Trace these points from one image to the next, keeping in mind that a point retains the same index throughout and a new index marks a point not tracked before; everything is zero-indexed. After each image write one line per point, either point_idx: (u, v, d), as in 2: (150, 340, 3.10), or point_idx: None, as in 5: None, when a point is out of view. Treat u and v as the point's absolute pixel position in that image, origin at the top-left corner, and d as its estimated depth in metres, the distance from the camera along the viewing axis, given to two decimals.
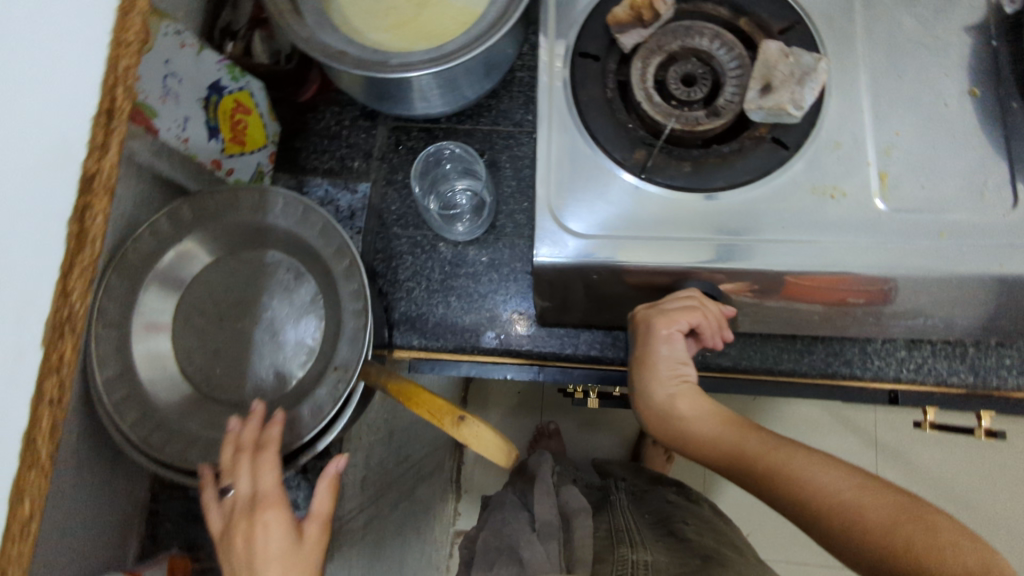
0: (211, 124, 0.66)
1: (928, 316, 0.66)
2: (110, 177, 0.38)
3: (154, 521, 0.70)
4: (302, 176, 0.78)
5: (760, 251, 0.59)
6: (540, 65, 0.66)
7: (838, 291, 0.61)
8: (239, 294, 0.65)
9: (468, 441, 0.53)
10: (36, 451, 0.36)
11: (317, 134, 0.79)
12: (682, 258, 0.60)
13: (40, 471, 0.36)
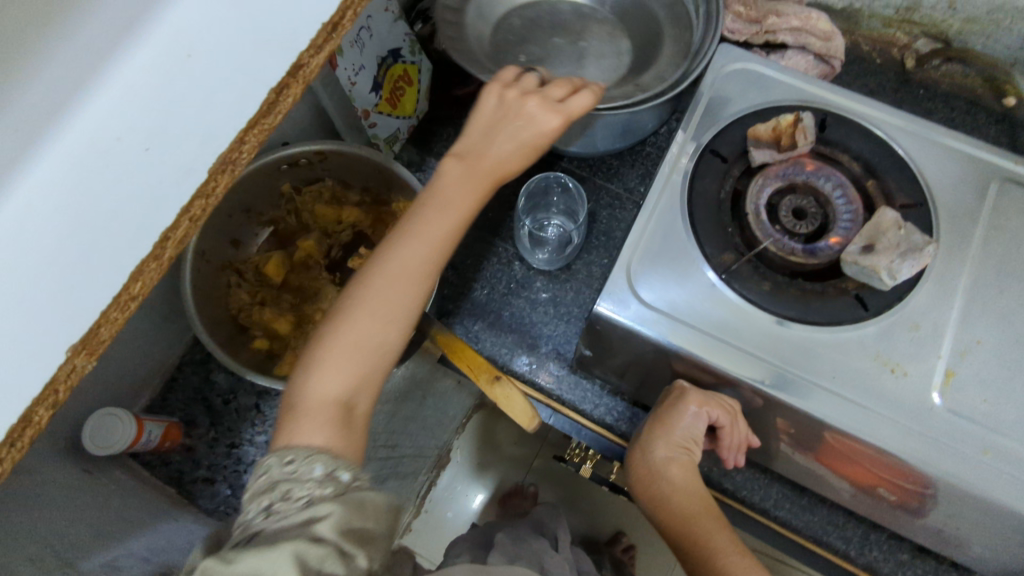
0: (378, 79, 0.73)
1: (944, 524, 0.64)
2: (312, 74, 0.38)
3: (170, 387, 0.75)
4: (426, 156, 0.85)
5: (805, 392, 0.60)
6: (667, 157, 0.70)
7: (863, 469, 0.64)
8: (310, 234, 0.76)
9: (496, 397, 0.60)
10: (165, 249, 0.34)
11: (454, 127, 0.86)
12: (729, 364, 0.62)
13: (159, 268, 0.34)
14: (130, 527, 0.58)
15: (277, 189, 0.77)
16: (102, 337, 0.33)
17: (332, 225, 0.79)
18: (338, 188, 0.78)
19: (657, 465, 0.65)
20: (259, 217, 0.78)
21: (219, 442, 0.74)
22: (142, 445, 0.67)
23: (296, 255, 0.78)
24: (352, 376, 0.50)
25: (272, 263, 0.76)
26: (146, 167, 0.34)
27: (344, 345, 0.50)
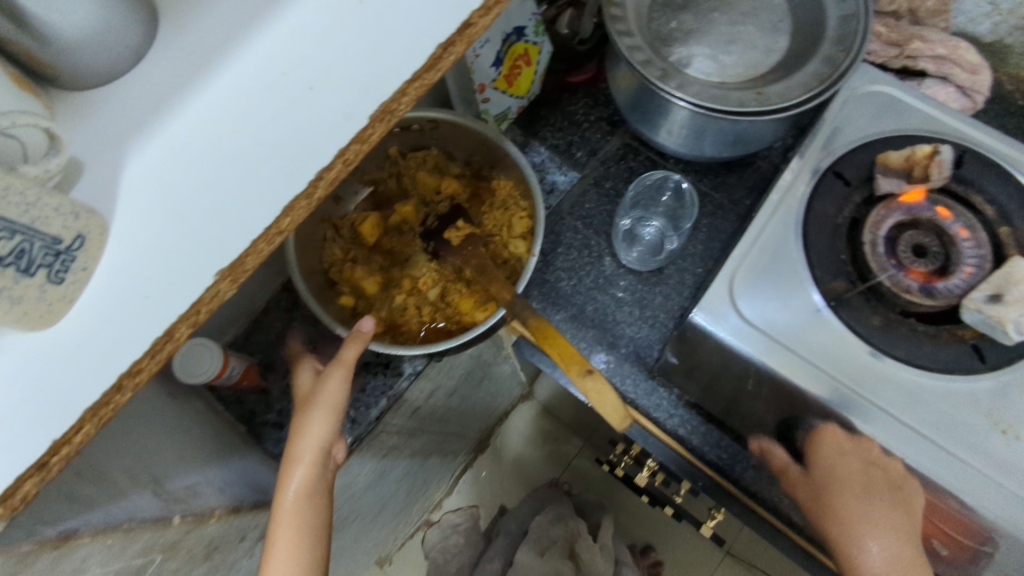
0: (500, 54, 0.72)
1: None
2: (478, 33, 0.38)
3: (254, 327, 0.78)
4: (530, 139, 0.84)
5: (890, 431, 0.58)
6: (778, 185, 0.67)
7: (937, 527, 0.60)
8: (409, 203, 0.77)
9: (590, 393, 0.63)
10: (317, 189, 0.35)
11: (562, 113, 0.85)
12: (816, 389, 0.60)
13: (308, 205, 0.36)
14: (209, 456, 0.60)
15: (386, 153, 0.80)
16: (248, 264, 0.35)
17: (431, 195, 0.80)
18: (443, 160, 0.81)
19: (847, 529, 0.57)
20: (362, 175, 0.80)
21: (292, 389, 0.75)
22: (224, 379, 0.68)
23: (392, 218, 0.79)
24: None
25: (369, 222, 0.77)
26: (309, 105, 0.34)
27: (275, 570, 0.48)
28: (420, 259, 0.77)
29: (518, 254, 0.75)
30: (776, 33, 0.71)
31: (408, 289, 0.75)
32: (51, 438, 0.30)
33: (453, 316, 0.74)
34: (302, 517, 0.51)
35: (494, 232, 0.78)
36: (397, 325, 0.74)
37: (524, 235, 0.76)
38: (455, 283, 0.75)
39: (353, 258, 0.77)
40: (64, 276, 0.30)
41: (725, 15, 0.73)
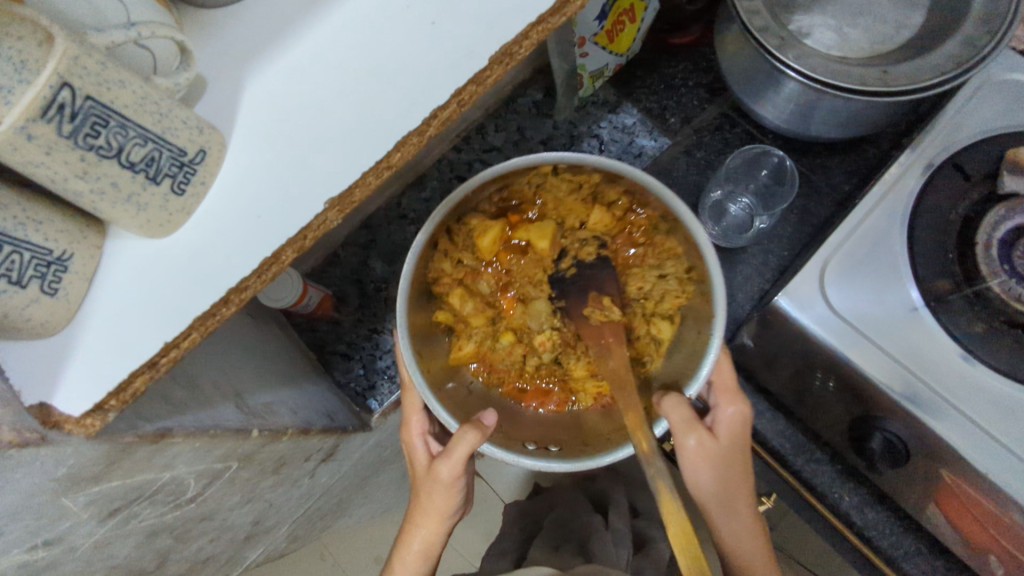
0: (605, 8, 0.69)
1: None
2: None
3: (332, 260, 0.79)
4: (623, 100, 0.82)
5: (954, 427, 0.55)
6: (885, 175, 0.63)
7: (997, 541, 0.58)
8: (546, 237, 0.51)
9: None
10: (429, 127, 0.35)
11: (659, 76, 0.82)
12: (888, 374, 0.57)
13: (417, 143, 0.35)
14: (285, 378, 0.62)
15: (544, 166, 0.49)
16: (356, 196, 0.35)
17: (575, 220, 0.53)
18: (603, 184, 0.50)
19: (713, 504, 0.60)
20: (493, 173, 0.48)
21: (363, 323, 0.77)
22: (302, 306, 0.71)
23: (523, 234, 0.53)
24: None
25: (495, 238, 0.51)
26: (432, 40, 0.34)
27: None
28: (537, 304, 0.55)
29: (661, 340, 0.54)
30: (912, 9, 0.66)
31: (517, 333, 0.56)
32: (165, 339, 0.32)
33: (564, 381, 0.56)
34: (423, 553, 0.64)
35: (638, 300, 0.55)
36: (495, 373, 0.57)
37: (675, 316, 0.54)
38: (575, 349, 0.56)
39: (457, 275, 0.53)
40: (185, 187, 0.32)
41: None
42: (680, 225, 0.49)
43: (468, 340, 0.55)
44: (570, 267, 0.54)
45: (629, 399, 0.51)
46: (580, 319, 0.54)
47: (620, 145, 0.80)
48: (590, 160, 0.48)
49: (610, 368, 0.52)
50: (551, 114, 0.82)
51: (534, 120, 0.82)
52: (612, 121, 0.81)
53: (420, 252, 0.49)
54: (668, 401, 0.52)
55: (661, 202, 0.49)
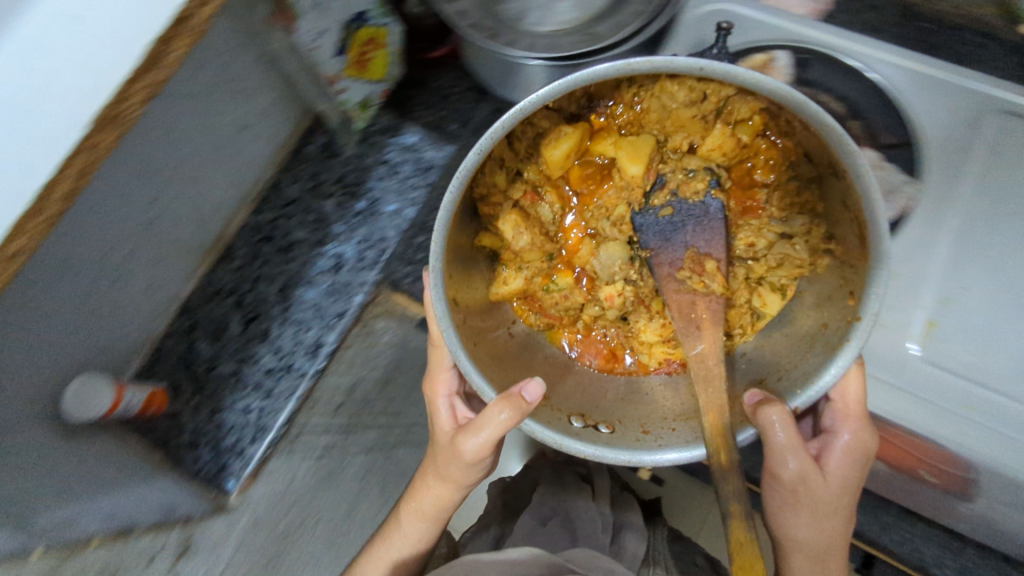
0: (341, 44, 0.72)
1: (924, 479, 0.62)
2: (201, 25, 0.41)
3: (157, 356, 0.77)
4: (401, 121, 0.84)
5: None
6: None
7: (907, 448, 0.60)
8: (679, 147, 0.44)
9: None
10: (49, 204, 0.37)
11: (431, 90, 0.84)
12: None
13: (43, 220, 0.37)
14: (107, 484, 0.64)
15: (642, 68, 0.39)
16: None
17: (681, 143, 0.53)
18: (735, 97, 0.45)
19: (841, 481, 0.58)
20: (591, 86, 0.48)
21: (201, 407, 0.77)
22: (123, 411, 0.69)
23: (598, 152, 0.53)
24: (410, 549, 0.74)
25: (576, 142, 0.50)
26: (20, 123, 0.35)
27: (407, 533, 0.74)
28: (611, 245, 0.55)
29: (763, 313, 0.54)
30: None
31: (574, 271, 0.57)
32: None
33: (628, 336, 0.57)
34: (436, 506, 0.71)
35: (744, 261, 0.54)
36: (550, 314, 0.57)
37: (786, 291, 0.53)
38: (644, 306, 0.57)
39: (534, 193, 0.55)
40: None
41: None
42: (824, 172, 0.44)
43: (517, 274, 0.55)
44: (670, 206, 0.53)
45: (711, 395, 0.48)
46: (669, 282, 0.53)
47: (410, 164, 0.83)
48: (710, 70, 0.38)
49: (698, 351, 0.51)
50: (339, 152, 0.83)
51: (324, 162, 0.83)
52: (396, 144, 0.83)
53: (489, 146, 0.40)
54: (772, 410, 0.47)
55: (828, 146, 0.40)
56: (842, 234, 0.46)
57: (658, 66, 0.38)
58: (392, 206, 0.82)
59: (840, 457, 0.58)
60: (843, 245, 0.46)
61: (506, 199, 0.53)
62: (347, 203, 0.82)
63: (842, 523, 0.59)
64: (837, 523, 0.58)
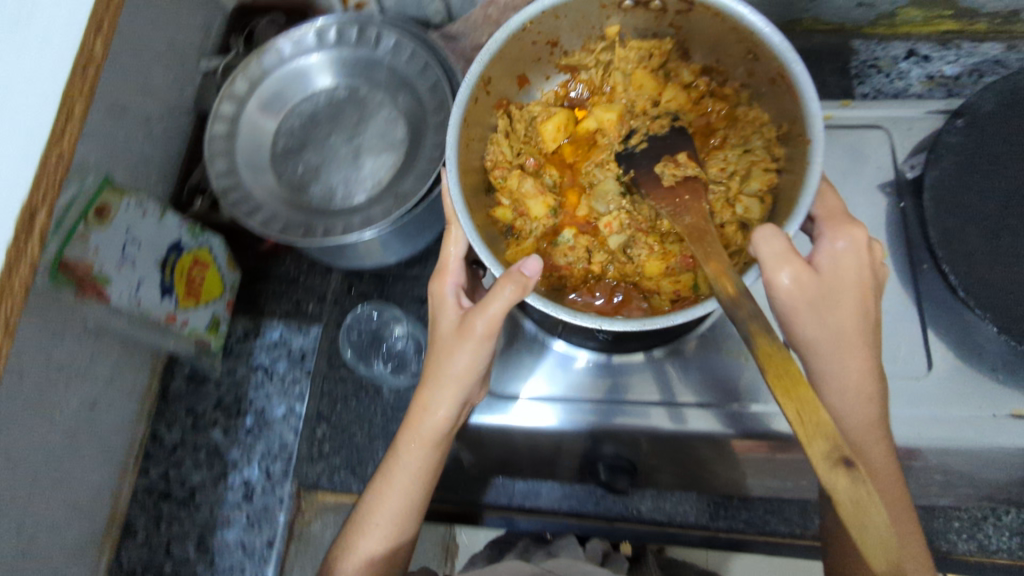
0: (166, 282, 0.70)
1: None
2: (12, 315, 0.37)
3: None
4: (259, 319, 0.82)
5: (654, 416, 0.63)
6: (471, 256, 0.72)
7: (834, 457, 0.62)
8: (581, 18, 0.56)
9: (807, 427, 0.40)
10: None
11: (277, 278, 0.83)
12: (576, 419, 0.64)
13: None
14: None
15: (594, 4, 0.54)
16: None
17: (645, 104, 0.61)
18: (674, 58, 0.60)
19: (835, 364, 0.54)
20: (563, 57, 0.61)
21: None
22: None
23: (586, 125, 0.62)
24: (406, 503, 0.61)
25: (560, 123, 0.62)
26: None
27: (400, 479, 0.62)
28: (608, 182, 0.60)
29: (747, 219, 0.54)
30: (395, 125, 0.70)
31: (579, 226, 0.61)
32: None
33: (636, 283, 0.60)
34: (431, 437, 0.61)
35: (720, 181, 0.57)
36: (559, 273, 0.60)
37: (765, 195, 0.54)
38: (647, 235, 0.59)
39: (530, 164, 0.62)
40: None
41: (341, 134, 0.71)
42: (754, 67, 0.53)
43: (529, 235, 0.59)
44: (642, 142, 0.59)
45: (710, 246, 0.50)
46: (650, 185, 0.56)
47: (283, 359, 0.81)
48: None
49: (688, 222, 0.53)
50: (207, 377, 0.80)
51: (195, 392, 0.80)
52: (262, 345, 0.81)
53: (493, 60, 0.52)
54: (765, 234, 0.47)
55: (748, 41, 0.51)
56: (786, 107, 0.51)
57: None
58: (280, 409, 0.79)
59: (840, 242, 0.53)
60: (784, 152, 0.51)
61: (515, 164, 0.60)
62: (235, 425, 0.79)
63: (854, 312, 0.53)
64: (848, 313, 0.53)
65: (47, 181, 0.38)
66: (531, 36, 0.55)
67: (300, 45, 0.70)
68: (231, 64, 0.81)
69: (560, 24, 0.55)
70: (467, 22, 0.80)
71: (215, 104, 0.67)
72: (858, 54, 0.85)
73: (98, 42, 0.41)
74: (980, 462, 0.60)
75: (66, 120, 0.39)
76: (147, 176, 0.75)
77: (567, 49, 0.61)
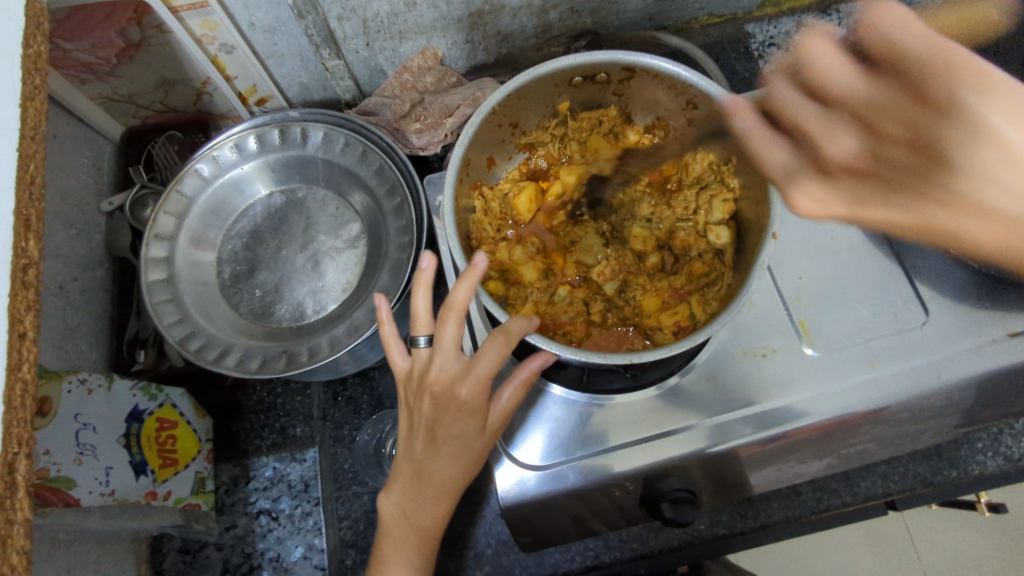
0: (136, 459, 0.61)
1: (906, 431, 0.63)
2: (21, 565, 0.31)
3: None
4: (244, 461, 0.73)
5: (644, 452, 0.59)
6: None
7: (877, 428, 0.61)
8: (541, 102, 0.59)
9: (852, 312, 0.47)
10: None
11: (251, 410, 0.75)
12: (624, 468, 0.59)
13: None
14: None
15: (549, 83, 0.57)
16: None
17: (604, 164, 0.63)
18: (619, 122, 0.63)
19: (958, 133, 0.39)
20: (522, 137, 0.63)
21: None
22: None
23: (553, 194, 0.63)
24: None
25: (531, 195, 0.61)
26: None
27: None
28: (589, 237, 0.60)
29: (721, 247, 0.56)
30: (348, 221, 0.66)
31: (572, 283, 0.60)
32: None
33: (637, 325, 0.58)
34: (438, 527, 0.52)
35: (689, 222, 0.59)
36: (561, 328, 0.56)
37: (730, 222, 0.56)
38: (636, 275, 0.59)
39: (508, 238, 0.62)
40: None
41: (292, 244, 0.65)
42: (694, 116, 0.58)
43: (525, 303, 0.58)
44: None
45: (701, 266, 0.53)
46: None
47: (284, 496, 0.72)
48: (583, 62, 0.55)
49: None
50: (205, 543, 0.71)
51: (195, 565, 0.70)
52: (256, 487, 0.72)
53: (467, 145, 0.55)
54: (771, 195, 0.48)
55: (681, 88, 0.55)
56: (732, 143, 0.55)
57: (552, 70, 0.55)
58: (298, 550, 0.70)
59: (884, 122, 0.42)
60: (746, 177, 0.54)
61: (499, 241, 0.60)
62: None
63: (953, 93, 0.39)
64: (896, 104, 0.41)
65: (19, 388, 0.32)
66: (494, 127, 0.58)
67: (219, 162, 0.64)
68: (137, 197, 0.73)
69: (516, 108, 0.58)
70: (383, 93, 0.78)
71: (143, 248, 0.60)
72: (755, 37, 0.89)
73: (32, 244, 0.34)
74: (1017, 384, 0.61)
75: (19, 306, 0.33)
76: (78, 343, 0.66)
77: (525, 130, 0.62)
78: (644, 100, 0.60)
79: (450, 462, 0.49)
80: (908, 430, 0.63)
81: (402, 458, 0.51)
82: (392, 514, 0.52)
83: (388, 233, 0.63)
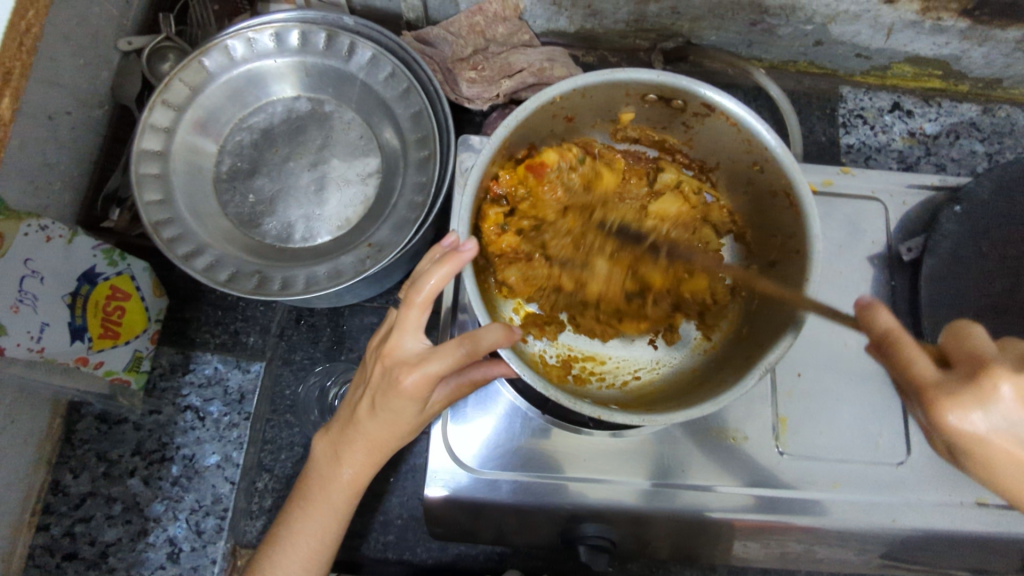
0: (76, 323, 0.58)
1: (846, 556, 0.61)
2: None
3: None
4: (188, 352, 0.71)
5: (580, 491, 0.57)
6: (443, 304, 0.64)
7: (813, 545, 0.59)
8: (607, 105, 0.54)
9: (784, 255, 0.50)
10: None
11: (212, 303, 0.72)
12: (556, 499, 0.57)
13: None
14: None
15: (621, 91, 0.52)
16: None
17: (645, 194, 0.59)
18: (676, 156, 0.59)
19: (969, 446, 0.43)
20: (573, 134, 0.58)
21: None
22: None
23: None
24: (308, 559, 0.49)
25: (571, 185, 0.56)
26: None
27: (305, 540, 0.49)
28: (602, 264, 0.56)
29: None
30: (366, 153, 0.61)
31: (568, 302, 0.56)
32: None
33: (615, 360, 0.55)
34: (353, 491, 0.49)
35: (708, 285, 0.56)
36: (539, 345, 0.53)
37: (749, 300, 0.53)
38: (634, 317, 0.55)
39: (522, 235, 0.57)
40: None
41: (302, 157, 0.60)
42: (755, 178, 0.53)
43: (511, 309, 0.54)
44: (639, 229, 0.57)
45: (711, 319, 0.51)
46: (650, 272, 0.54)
47: (217, 400, 0.70)
48: (663, 82, 0.50)
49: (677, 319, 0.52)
50: (124, 419, 0.69)
51: (108, 436, 0.69)
52: (192, 381, 0.70)
53: (514, 127, 0.50)
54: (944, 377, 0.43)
55: (755, 147, 0.51)
56: (784, 224, 0.51)
57: (627, 79, 0.50)
58: (213, 457, 0.69)
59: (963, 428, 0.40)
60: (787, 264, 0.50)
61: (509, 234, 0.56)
62: (158, 474, 0.68)
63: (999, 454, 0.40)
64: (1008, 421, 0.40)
65: None
66: (550, 115, 0.53)
67: (253, 46, 0.59)
68: (158, 47, 0.68)
69: (579, 103, 0.53)
70: (447, 27, 0.71)
71: (145, 111, 0.56)
72: (845, 102, 0.81)
73: (4, 103, 0.31)
74: (972, 552, 0.58)
75: None
76: (54, 182, 0.62)
77: (577, 128, 0.57)
78: (712, 144, 0.56)
79: (382, 430, 0.46)
80: (840, 555, 0.62)
81: (345, 405, 0.48)
82: (319, 457, 0.49)
83: (402, 183, 0.58)
